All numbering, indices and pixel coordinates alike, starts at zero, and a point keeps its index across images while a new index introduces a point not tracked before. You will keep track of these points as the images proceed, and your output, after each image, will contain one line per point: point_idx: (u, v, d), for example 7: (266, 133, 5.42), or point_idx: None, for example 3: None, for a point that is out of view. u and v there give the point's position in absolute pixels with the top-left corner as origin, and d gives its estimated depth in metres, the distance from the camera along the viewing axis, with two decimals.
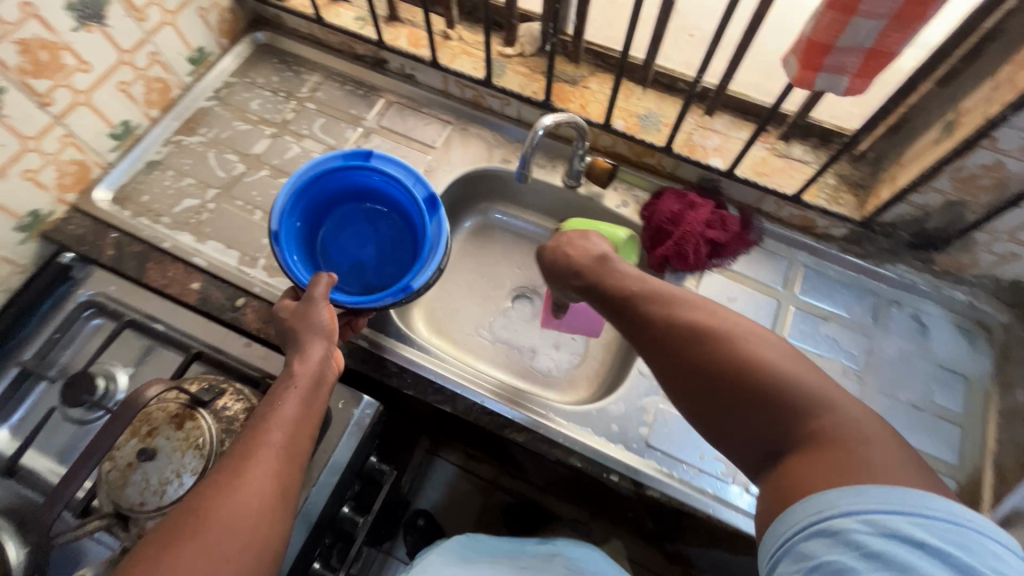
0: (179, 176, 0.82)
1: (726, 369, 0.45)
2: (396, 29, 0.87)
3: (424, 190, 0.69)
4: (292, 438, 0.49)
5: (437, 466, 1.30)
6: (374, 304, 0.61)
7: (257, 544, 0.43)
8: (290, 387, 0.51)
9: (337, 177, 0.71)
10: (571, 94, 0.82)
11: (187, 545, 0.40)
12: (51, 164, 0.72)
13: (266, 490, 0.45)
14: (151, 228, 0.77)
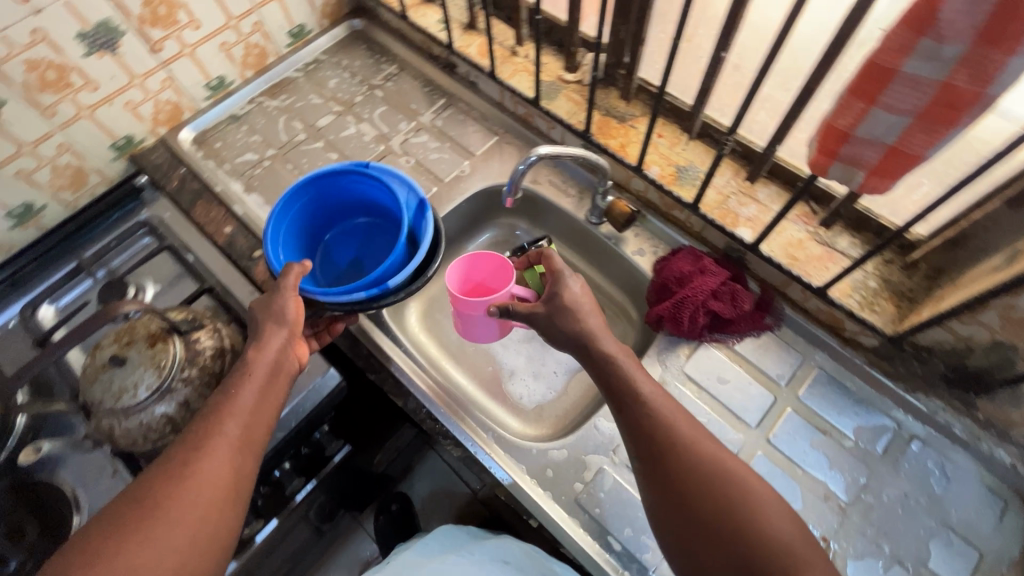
0: (250, 132, 0.92)
1: (725, 508, 0.48)
2: (471, 38, 0.91)
3: (416, 195, 0.71)
4: (247, 427, 0.53)
5: (428, 461, 1.33)
6: (344, 298, 0.65)
7: (209, 531, 0.48)
8: (247, 376, 0.55)
9: (338, 186, 0.76)
10: (616, 130, 0.80)
11: (143, 533, 0.45)
12: (150, 101, 0.84)
13: (218, 481, 0.49)
14: (213, 172, 0.88)
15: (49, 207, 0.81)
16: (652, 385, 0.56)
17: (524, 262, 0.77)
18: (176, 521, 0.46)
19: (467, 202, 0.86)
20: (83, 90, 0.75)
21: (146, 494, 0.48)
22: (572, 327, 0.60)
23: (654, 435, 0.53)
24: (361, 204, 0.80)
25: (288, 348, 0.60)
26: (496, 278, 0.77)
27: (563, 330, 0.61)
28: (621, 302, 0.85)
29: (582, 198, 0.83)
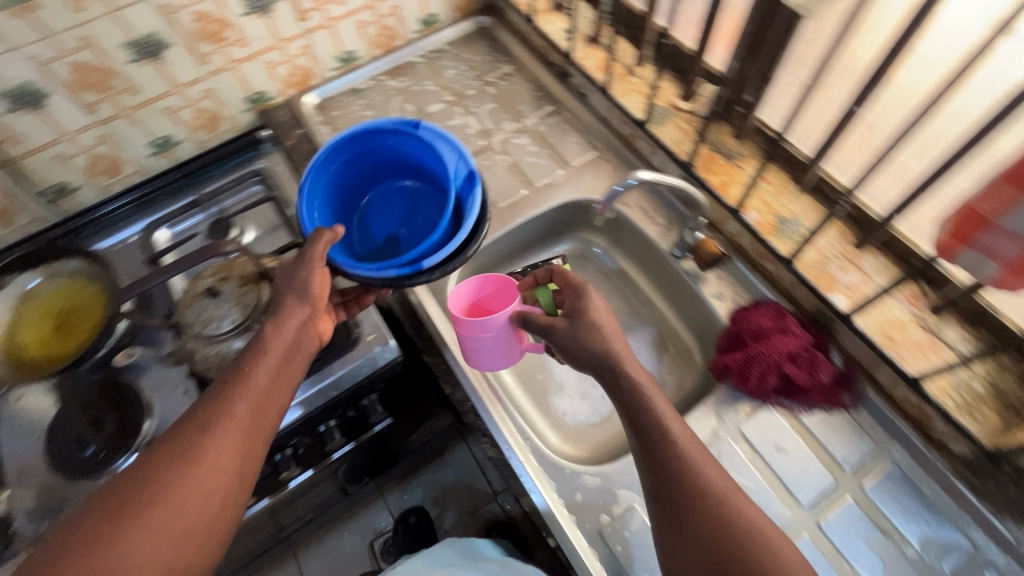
0: (366, 106, 0.98)
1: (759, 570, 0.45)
2: (591, 51, 0.91)
3: (466, 165, 0.69)
4: (257, 412, 0.54)
5: (457, 452, 1.39)
6: (376, 273, 0.62)
7: (210, 517, 0.49)
8: (264, 356, 0.56)
9: (382, 143, 0.74)
10: (720, 168, 0.77)
11: (143, 516, 0.46)
12: (287, 64, 0.91)
13: (223, 469, 0.50)
14: (326, 137, 0.94)
15: (184, 142, 0.90)
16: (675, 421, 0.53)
17: (530, 283, 0.69)
18: (179, 508, 0.47)
19: (552, 211, 0.86)
20: (233, 46, 0.82)
21: (149, 475, 0.48)
22: (596, 351, 0.58)
23: (669, 474, 0.51)
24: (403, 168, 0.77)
25: (305, 329, 0.60)
26: (500, 298, 0.69)
27: (583, 347, 0.58)
28: (686, 342, 0.82)
29: (671, 231, 0.80)
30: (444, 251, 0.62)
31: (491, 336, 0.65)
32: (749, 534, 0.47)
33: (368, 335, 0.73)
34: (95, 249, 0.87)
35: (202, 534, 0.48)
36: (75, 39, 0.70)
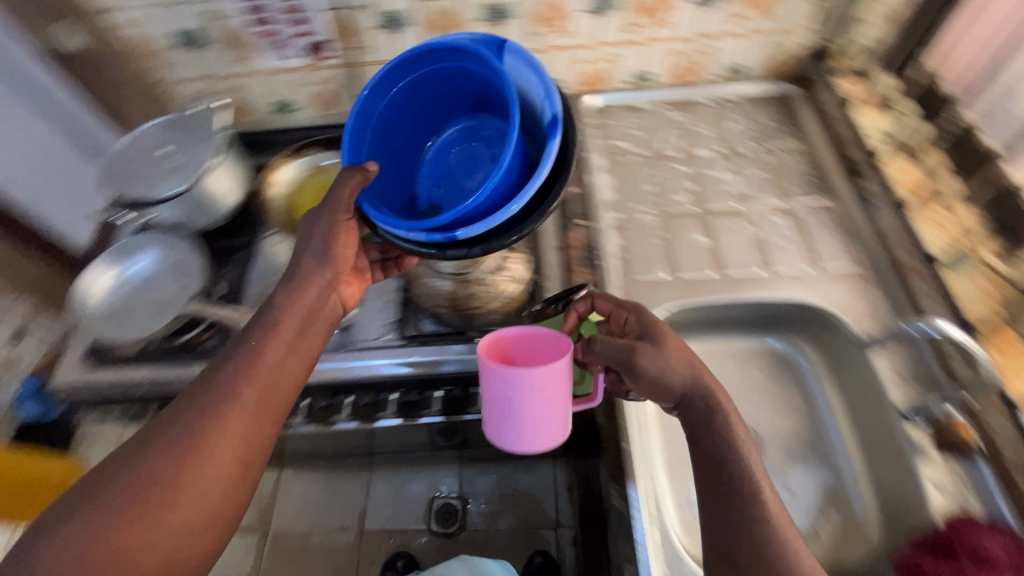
0: (637, 126, 0.98)
1: None
2: (899, 162, 0.83)
3: (551, 105, 0.59)
4: (264, 392, 0.54)
5: (542, 470, 1.40)
6: (407, 232, 0.57)
7: (222, 501, 0.50)
8: (276, 332, 0.57)
9: (453, 66, 0.65)
10: (1012, 350, 0.66)
11: (154, 509, 0.47)
12: (590, 63, 0.95)
13: (231, 455, 0.51)
14: (591, 139, 0.96)
15: None
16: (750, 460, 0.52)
17: (572, 318, 0.67)
18: (189, 500, 0.48)
19: (780, 303, 0.79)
20: (557, 34, 0.89)
21: (155, 466, 0.48)
22: (677, 377, 0.57)
23: (731, 513, 0.50)
24: (474, 96, 0.68)
25: (325, 294, 0.63)
26: (544, 349, 0.58)
27: (657, 380, 0.57)
28: (865, 511, 0.71)
29: (918, 393, 0.69)
30: (486, 221, 0.55)
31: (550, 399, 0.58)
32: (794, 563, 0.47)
33: None
34: None
35: (214, 516, 0.50)
36: None
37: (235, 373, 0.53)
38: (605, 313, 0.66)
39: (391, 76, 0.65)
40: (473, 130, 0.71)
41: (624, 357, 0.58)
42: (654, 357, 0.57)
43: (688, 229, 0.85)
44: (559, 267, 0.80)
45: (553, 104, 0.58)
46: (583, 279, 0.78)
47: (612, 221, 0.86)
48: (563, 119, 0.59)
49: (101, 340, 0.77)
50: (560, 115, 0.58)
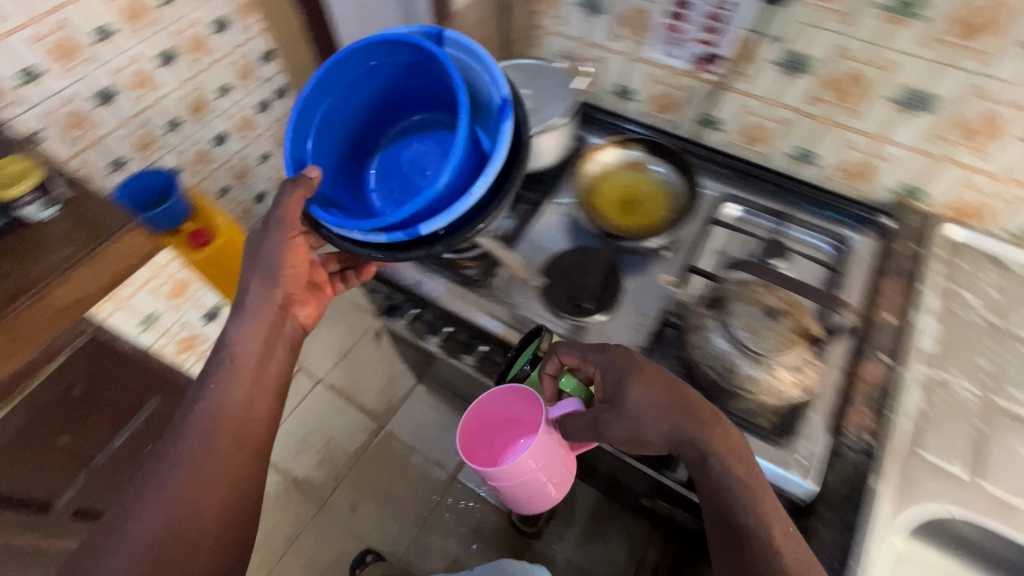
0: (996, 286, 0.80)
1: None
2: None
3: (499, 90, 0.65)
4: (238, 430, 0.65)
5: (638, 540, 1.34)
6: (358, 230, 0.63)
7: (228, 530, 0.62)
8: (235, 374, 0.66)
9: (388, 70, 0.72)
10: None
11: (179, 552, 0.58)
12: (982, 196, 0.78)
13: (223, 493, 0.62)
14: (932, 273, 0.81)
15: (818, 166, 0.88)
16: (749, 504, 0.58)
17: (548, 380, 0.71)
18: (202, 540, 0.60)
19: None
20: (969, 150, 0.74)
21: (167, 515, 0.59)
22: (646, 424, 0.61)
23: None
24: (417, 96, 0.76)
25: (281, 318, 0.71)
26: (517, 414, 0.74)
27: (634, 435, 0.61)
28: None
29: None
30: (442, 218, 0.61)
31: (524, 473, 0.66)
32: None
33: (802, 454, 0.66)
34: (696, 180, 0.93)
35: (228, 540, 0.62)
36: (881, 58, 0.72)
37: (204, 418, 0.64)
38: (574, 366, 0.69)
39: (324, 84, 0.69)
40: (415, 126, 0.80)
41: (592, 426, 0.63)
42: (621, 424, 0.61)
43: (1013, 437, 0.68)
44: (837, 392, 0.70)
45: (501, 86, 0.65)
46: (861, 420, 0.68)
47: (923, 377, 0.72)
48: (512, 100, 0.65)
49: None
50: (510, 98, 0.65)
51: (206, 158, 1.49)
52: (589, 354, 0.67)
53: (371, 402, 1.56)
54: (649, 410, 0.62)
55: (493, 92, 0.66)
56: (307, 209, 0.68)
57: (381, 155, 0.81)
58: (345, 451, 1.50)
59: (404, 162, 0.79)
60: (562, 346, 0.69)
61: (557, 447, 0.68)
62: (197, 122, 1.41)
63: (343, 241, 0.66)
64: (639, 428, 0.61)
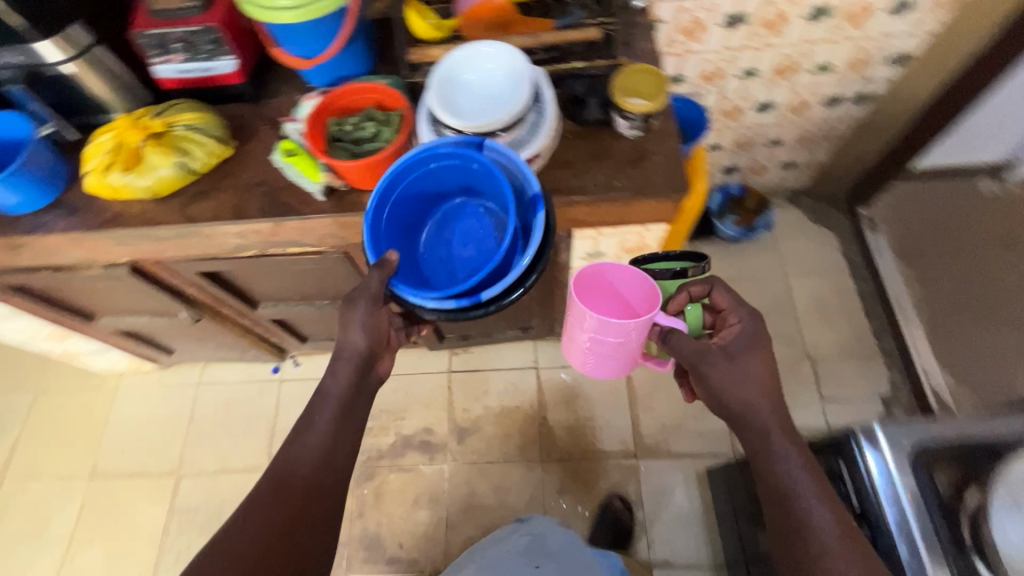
0: None
1: None
2: None
3: (531, 185, 0.70)
4: (340, 422, 0.71)
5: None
6: (430, 301, 0.69)
7: (332, 516, 0.67)
8: (333, 383, 0.73)
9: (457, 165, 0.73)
10: None
11: (299, 531, 0.64)
12: None
13: (330, 479, 0.68)
14: None
15: None
16: (837, 533, 0.64)
17: (682, 296, 0.81)
18: (316, 521, 0.65)
19: None
20: None
21: (293, 493, 0.66)
22: (739, 398, 0.72)
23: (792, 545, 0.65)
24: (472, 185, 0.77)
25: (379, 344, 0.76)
26: (639, 299, 0.87)
27: (743, 407, 0.72)
28: None
29: None
30: (495, 287, 0.68)
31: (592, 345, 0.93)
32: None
33: None
34: None
35: (331, 526, 0.66)
36: None
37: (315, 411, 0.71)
38: (719, 306, 0.79)
39: (392, 182, 0.71)
40: (460, 210, 0.80)
41: (699, 358, 0.74)
42: (724, 369, 0.73)
43: None
44: None
45: (534, 183, 0.70)
46: None
47: None
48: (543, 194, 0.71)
49: (988, 511, 0.68)
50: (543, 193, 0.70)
51: (734, 115, 1.33)
52: (740, 307, 0.77)
53: (646, 429, 1.42)
54: (754, 378, 0.73)
55: (527, 186, 0.71)
56: (391, 286, 0.70)
57: (434, 224, 0.81)
58: (594, 443, 1.43)
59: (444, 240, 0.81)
60: (721, 286, 0.79)
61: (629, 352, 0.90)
62: (768, 81, 1.23)
63: (415, 306, 0.70)
64: (730, 386, 0.73)
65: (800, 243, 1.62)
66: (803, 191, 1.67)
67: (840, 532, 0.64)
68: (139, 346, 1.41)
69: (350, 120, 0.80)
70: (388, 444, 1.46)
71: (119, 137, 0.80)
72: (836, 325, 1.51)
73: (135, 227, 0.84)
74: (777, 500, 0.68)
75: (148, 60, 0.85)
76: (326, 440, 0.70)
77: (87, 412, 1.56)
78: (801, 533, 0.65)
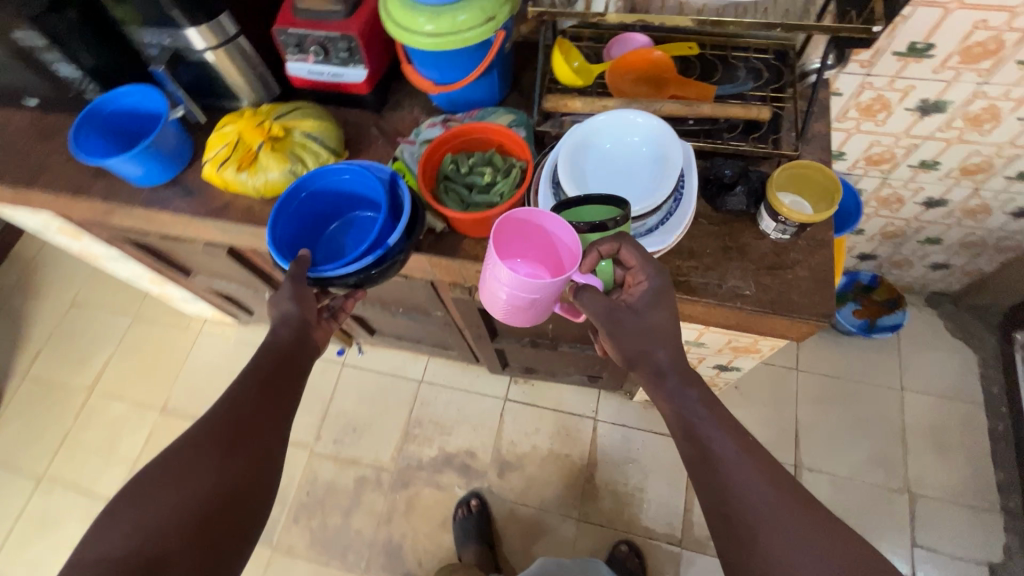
0: None
1: (754, 532, 0.54)
2: None
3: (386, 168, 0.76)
4: (287, 360, 0.67)
5: None
6: (350, 266, 0.69)
7: (268, 450, 0.62)
8: (279, 328, 0.68)
9: (324, 183, 0.77)
10: None
11: (229, 464, 0.59)
12: None
13: (268, 413, 0.64)
14: None
15: None
16: (736, 450, 0.58)
17: (593, 257, 0.61)
18: (249, 454, 0.61)
19: None
20: None
21: (229, 427, 0.61)
22: (640, 346, 0.61)
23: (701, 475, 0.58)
24: (345, 203, 0.81)
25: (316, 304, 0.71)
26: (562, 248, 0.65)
27: (643, 355, 0.61)
28: None
29: None
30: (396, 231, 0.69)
31: (500, 302, 0.67)
32: (756, 526, 0.54)
33: None
34: None
35: (267, 462, 0.62)
36: None
37: (263, 350, 0.67)
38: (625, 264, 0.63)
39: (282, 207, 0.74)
40: (347, 223, 0.83)
41: (606, 315, 0.60)
42: (626, 326, 0.61)
43: None
44: None
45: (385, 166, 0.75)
46: None
47: None
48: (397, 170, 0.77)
49: None
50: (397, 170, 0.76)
51: (890, 203, 1.15)
52: (649, 264, 0.61)
53: (699, 518, 1.30)
54: (659, 332, 0.61)
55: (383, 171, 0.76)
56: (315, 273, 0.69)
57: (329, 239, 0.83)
58: (638, 517, 1.33)
59: (344, 242, 0.82)
60: (630, 242, 0.61)
61: (545, 306, 0.67)
62: (947, 177, 1.04)
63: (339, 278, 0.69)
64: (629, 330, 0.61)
65: (928, 355, 1.40)
66: (949, 294, 1.44)
67: (744, 454, 0.58)
68: (227, 304, 1.48)
69: (468, 160, 0.74)
70: (430, 457, 1.44)
71: (241, 132, 0.79)
72: (952, 462, 1.29)
73: (238, 222, 0.84)
74: (688, 441, 0.60)
75: (285, 55, 0.84)
76: (269, 379, 0.65)
77: (170, 349, 1.66)
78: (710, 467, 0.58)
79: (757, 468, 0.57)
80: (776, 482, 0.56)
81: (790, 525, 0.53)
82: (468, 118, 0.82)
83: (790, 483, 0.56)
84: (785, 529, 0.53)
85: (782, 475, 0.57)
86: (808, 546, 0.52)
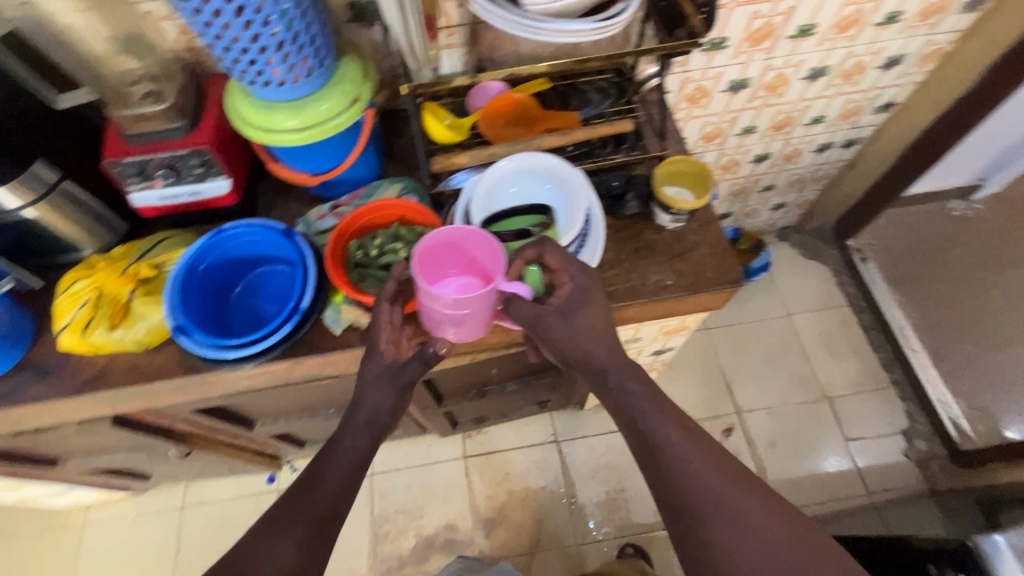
0: None
1: (695, 510, 0.56)
2: None
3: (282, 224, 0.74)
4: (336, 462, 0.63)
5: None
6: (272, 335, 0.69)
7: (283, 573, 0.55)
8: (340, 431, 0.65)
9: (221, 251, 0.73)
10: None
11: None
12: None
13: (301, 527, 0.57)
14: None
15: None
16: (680, 437, 0.59)
17: (519, 263, 0.63)
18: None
19: None
20: None
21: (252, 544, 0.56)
22: (576, 348, 0.63)
23: (648, 460, 0.59)
24: (241, 264, 0.77)
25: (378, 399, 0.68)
26: (483, 255, 0.63)
27: (583, 357, 0.63)
28: None
29: None
30: (307, 291, 0.70)
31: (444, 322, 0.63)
32: (698, 503, 0.56)
33: None
34: None
35: None
36: None
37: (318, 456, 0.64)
38: (550, 267, 0.64)
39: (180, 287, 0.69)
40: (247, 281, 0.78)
41: (533, 321, 0.62)
42: (556, 332, 0.62)
43: None
44: None
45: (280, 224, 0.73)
46: None
47: None
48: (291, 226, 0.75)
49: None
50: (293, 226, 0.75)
51: (730, 167, 1.33)
52: (571, 265, 0.62)
53: None
54: (592, 333, 0.62)
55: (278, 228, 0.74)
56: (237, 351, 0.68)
57: (231, 300, 0.77)
58: (629, 518, 1.35)
59: (247, 299, 0.77)
60: (552, 244, 0.63)
61: (489, 314, 0.64)
62: (765, 136, 1.23)
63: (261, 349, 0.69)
64: (561, 338, 0.62)
65: (796, 280, 1.64)
66: (792, 226, 1.70)
67: (687, 441, 0.59)
68: (117, 478, 1.24)
69: (374, 241, 0.72)
70: (410, 548, 1.33)
71: (99, 285, 0.69)
72: (844, 360, 1.52)
73: (125, 385, 0.71)
74: (632, 431, 0.61)
75: (124, 187, 0.73)
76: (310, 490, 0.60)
77: (52, 558, 1.35)
78: (655, 453, 0.59)
79: (700, 451, 0.58)
80: (720, 465, 0.58)
81: (731, 506, 0.55)
82: (356, 200, 0.79)
83: (733, 465, 0.58)
84: (726, 505, 0.55)
85: (726, 456, 0.59)
86: (749, 524, 0.54)
